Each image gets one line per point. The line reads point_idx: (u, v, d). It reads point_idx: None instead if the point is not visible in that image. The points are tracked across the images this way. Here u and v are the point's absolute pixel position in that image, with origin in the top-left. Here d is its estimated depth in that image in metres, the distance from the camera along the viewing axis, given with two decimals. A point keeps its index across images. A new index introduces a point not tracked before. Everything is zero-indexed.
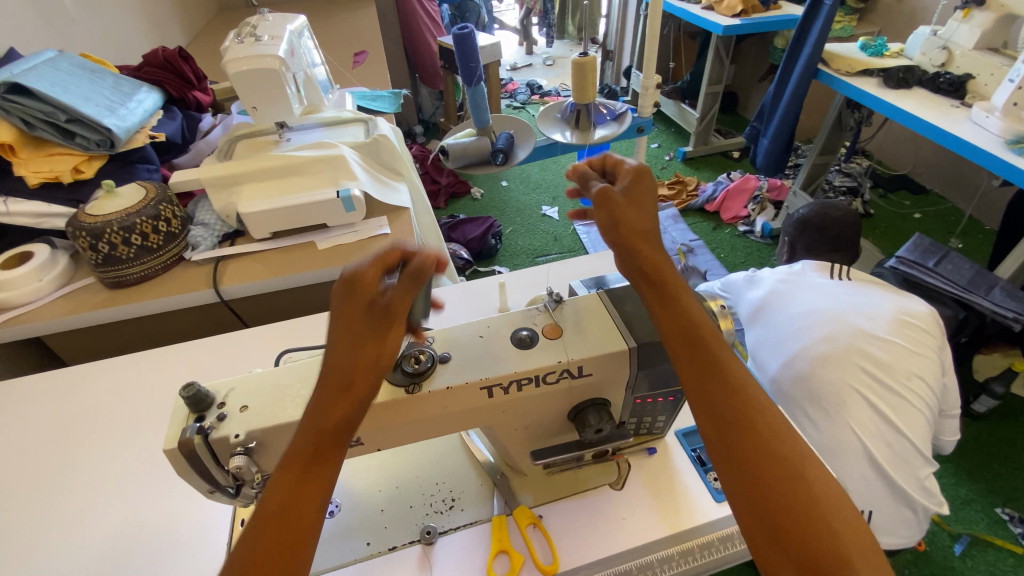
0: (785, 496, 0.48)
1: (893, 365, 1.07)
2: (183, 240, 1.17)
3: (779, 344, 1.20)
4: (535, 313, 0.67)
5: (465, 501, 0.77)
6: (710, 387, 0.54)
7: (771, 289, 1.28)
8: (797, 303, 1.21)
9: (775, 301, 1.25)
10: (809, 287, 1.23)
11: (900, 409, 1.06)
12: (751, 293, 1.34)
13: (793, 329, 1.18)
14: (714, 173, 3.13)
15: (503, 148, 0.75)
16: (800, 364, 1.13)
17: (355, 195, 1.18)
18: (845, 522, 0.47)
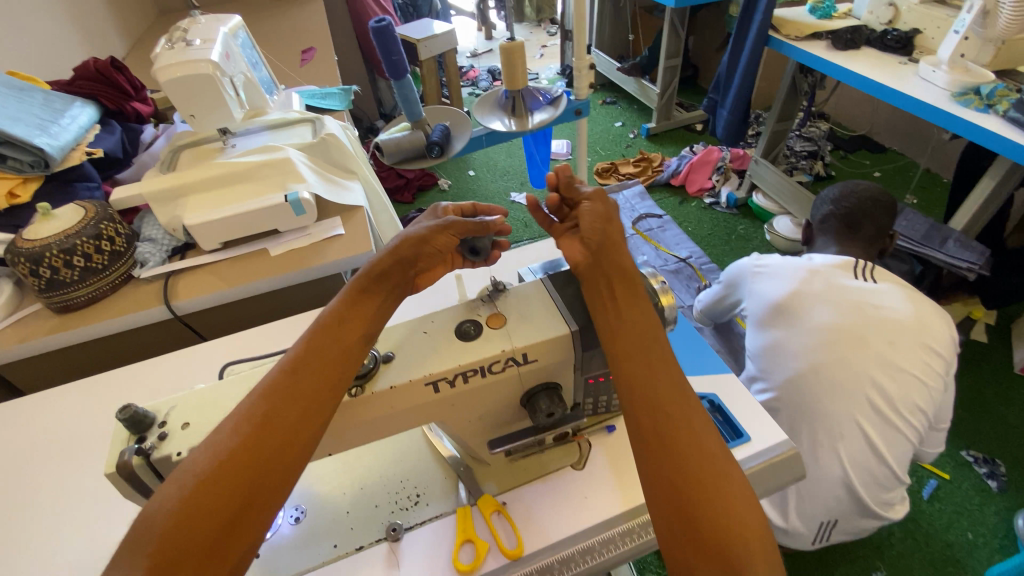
0: (703, 498, 0.50)
1: (899, 398, 1.20)
2: (130, 258, 1.14)
3: (786, 352, 1.32)
4: (478, 305, 0.67)
5: (430, 495, 0.78)
6: (650, 386, 0.56)
7: (791, 287, 1.35)
8: (812, 311, 1.29)
9: (795, 304, 1.32)
10: (831, 294, 1.28)
11: (890, 438, 1.23)
12: (770, 284, 1.41)
13: (802, 344, 1.29)
14: (678, 148, 3.15)
15: (437, 141, 0.74)
16: (801, 379, 1.28)
17: (303, 197, 1.15)
18: (745, 523, 0.49)
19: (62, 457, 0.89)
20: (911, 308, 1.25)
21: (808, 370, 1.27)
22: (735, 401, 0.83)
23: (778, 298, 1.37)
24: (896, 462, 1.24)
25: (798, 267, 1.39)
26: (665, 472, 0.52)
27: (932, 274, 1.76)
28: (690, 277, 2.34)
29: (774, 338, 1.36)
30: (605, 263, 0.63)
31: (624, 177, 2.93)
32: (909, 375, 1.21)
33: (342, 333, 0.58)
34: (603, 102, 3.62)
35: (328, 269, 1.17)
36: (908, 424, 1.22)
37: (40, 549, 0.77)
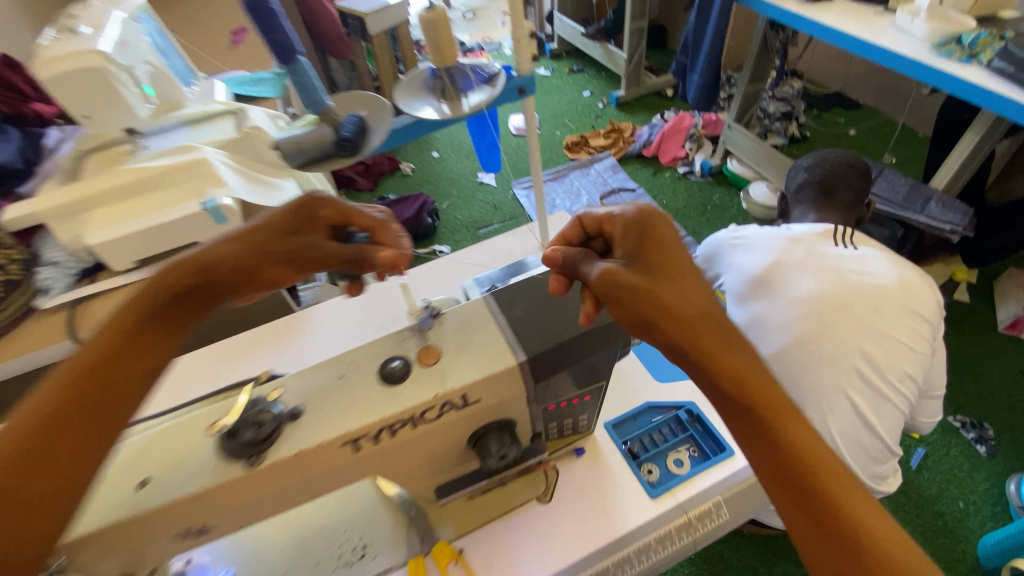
0: (851, 523, 0.41)
1: (887, 365, 1.12)
2: (29, 286, 1.01)
3: (769, 325, 1.20)
4: (407, 337, 0.56)
5: (378, 546, 0.68)
6: (742, 418, 0.45)
7: (771, 258, 1.25)
8: (798, 279, 1.19)
9: (776, 275, 1.22)
10: (814, 262, 1.21)
11: (880, 410, 1.13)
12: (747, 257, 1.31)
13: (787, 314, 1.17)
14: (649, 115, 3.02)
15: (347, 136, 0.62)
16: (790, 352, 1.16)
17: (224, 204, 1.02)
18: (888, 530, 0.41)
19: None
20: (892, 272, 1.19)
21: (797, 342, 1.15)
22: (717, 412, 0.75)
23: (756, 270, 1.26)
24: (887, 434, 1.16)
25: (774, 238, 1.30)
26: (806, 513, 0.42)
27: (914, 237, 1.70)
28: None
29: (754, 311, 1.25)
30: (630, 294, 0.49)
31: (595, 150, 2.80)
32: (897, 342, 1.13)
33: (182, 322, 0.48)
34: (570, 71, 3.45)
35: None
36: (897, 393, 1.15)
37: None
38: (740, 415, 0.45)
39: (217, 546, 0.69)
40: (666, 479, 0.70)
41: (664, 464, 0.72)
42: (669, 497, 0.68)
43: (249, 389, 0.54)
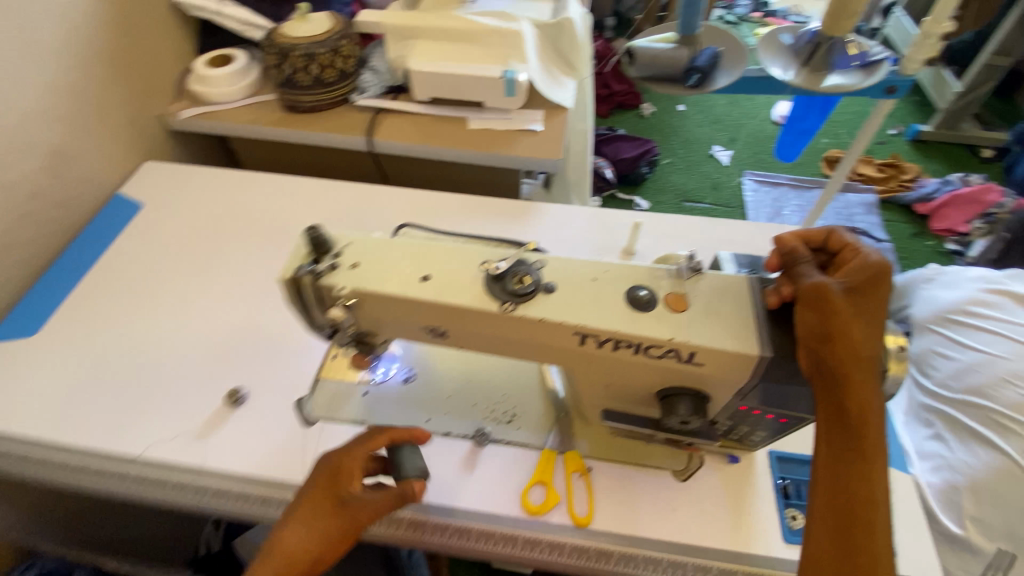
0: (857, 406, 0.48)
1: None
2: (354, 82, 1.20)
3: (960, 347, 1.15)
4: (661, 275, 0.59)
5: (524, 422, 0.76)
6: (853, 396, 0.48)
7: (961, 298, 1.23)
8: (993, 305, 1.18)
9: (966, 311, 1.20)
10: (1008, 307, 1.16)
11: None
12: (938, 296, 1.29)
13: (989, 338, 1.12)
14: (945, 168, 2.49)
15: (699, 67, 0.62)
16: (983, 368, 1.07)
17: (520, 79, 1.11)
18: (857, 366, 0.48)
19: (244, 234, 1.02)
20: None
21: (993, 358, 1.08)
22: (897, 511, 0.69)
23: (943, 309, 1.25)
24: None
25: (972, 283, 1.26)
26: (829, 395, 0.49)
27: None
28: None
29: (941, 337, 1.21)
30: (841, 439, 0.49)
31: (856, 178, 2.43)
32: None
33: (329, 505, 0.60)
34: None
35: (512, 162, 1.13)
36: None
37: (211, 303, 0.91)
38: (844, 426, 0.49)
39: (410, 348, 0.84)
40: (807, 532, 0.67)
41: None
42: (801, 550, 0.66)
43: (520, 249, 0.61)
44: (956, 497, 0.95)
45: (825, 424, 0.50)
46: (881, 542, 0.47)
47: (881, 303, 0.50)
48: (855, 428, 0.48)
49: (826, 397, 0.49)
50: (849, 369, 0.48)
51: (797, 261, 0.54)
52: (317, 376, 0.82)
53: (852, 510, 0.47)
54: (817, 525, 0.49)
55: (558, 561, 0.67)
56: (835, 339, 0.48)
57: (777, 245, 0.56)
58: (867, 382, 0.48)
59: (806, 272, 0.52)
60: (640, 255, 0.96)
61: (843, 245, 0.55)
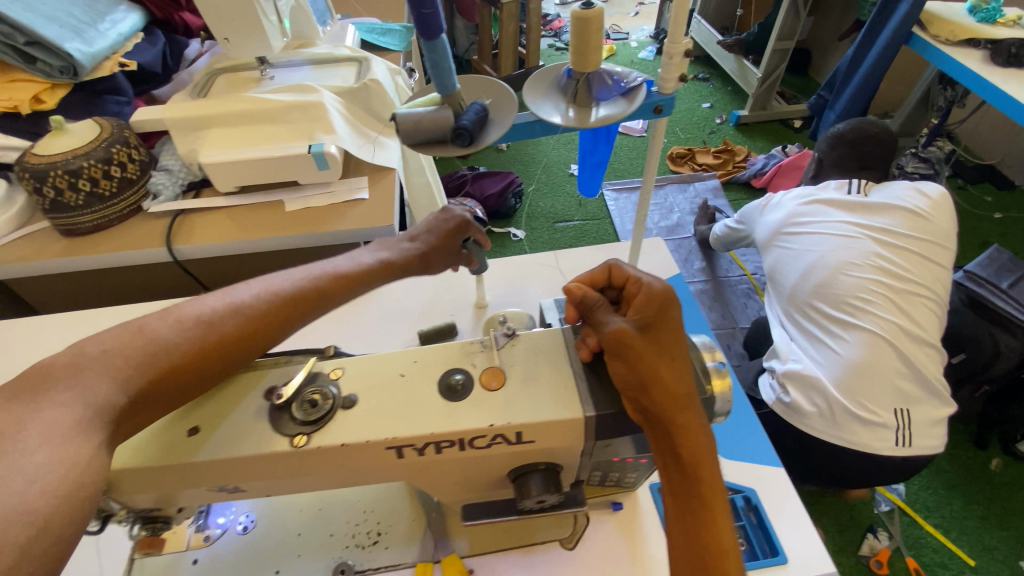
0: (685, 443, 0.45)
1: (908, 285, 1.11)
2: (143, 187, 1.06)
3: (797, 256, 1.26)
4: (474, 351, 0.54)
5: (392, 538, 0.67)
6: (679, 437, 0.45)
7: (788, 213, 1.35)
8: (811, 213, 1.29)
9: (794, 225, 1.31)
10: (822, 207, 1.28)
11: (918, 336, 1.08)
12: (771, 218, 1.41)
13: (817, 242, 1.23)
14: (767, 144, 2.80)
15: (465, 125, 0.58)
16: (820, 267, 1.20)
17: (329, 151, 1.03)
18: (672, 403, 0.46)
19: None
20: (912, 186, 1.21)
21: (824, 256, 1.20)
22: (779, 509, 0.68)
23: (777, 228, 1.36)
24: (923, 345, 1.09)
25: (795, 198, 1.38)
26: (660, 443, 0.46)
27: None
28: (749, 293, 2.10)
29: (780, 251, 1.32)
30: (682, 483, 0.45)
31: (700, 167, 2.65)
32: (914, 236, 1.15)
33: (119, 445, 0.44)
34: (695, 78, 3.25)
35: (344, 236, 1.06)
36: (929, 290, 1.11)
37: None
38: (679, 469, 0.46)
39: None
40: None
41: None
42: None
43: (313, 360, 0.53)
44: (851, 387, 1.08)
45: (664, 473, 0.46)
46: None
47: (676, 332, 0.50)
48: (693, 466, 0.45)
49: (659, 444, 0.46)
50: (674, 414, 0.45)
51: (592, 307, 0.51)
52: (130, 556, 0.67)
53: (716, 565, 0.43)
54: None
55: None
56: (650, 386, 0.46)
57: (567, 293, 0.52)
58: (691, 421, 0.46)
59: (604, 317, 0.50)
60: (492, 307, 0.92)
61: (624, 278, 0.55)
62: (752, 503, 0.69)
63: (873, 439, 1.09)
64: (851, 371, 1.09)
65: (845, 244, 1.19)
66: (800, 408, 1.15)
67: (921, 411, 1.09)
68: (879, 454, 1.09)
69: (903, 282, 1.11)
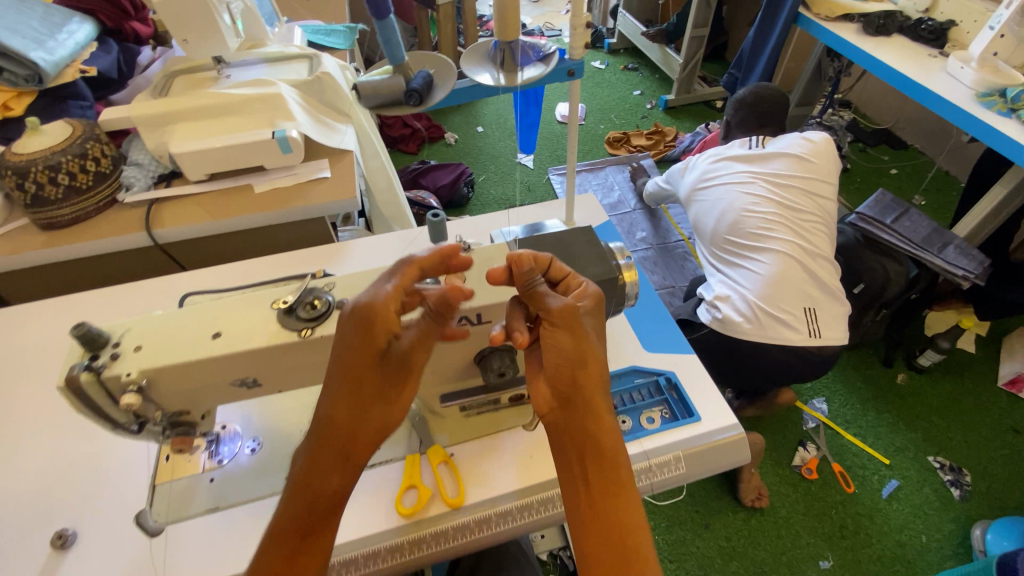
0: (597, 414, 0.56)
1: (795, 214, 1.45)
2: (116, 180, 1.13)
3: (715, 206, 1.59)
4: None
5: (383, 440, 0.79)
6: (594, 413, 0.56)
7: (701, 173, 1.69)
8: (720, 173, 1.62)
9: (706, 181, 1.65)
10: (725, 164, 1.62)
11: (811, 251, 1.42)
12: (689, 179, 1.74)
13: (727, 192, 1.57)
14: (694, 123, 3.07)
15: (416, 88, 0.72)
16: (732, 210, 1.53)
17: (291, 135, 1.14)
18: (590, 380, 0.57)
19: (21, 371, 0.90)
20: (800, 137, 1.55)
21: (732, 201, 1.54)
22: (693, 384, 0.85)
23: (695, 186, 1.69)
24: (817, 258, 1.42)
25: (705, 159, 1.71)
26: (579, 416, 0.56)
27: (926, 279, 1.79)
28: (685, 256, 2.32)
29: (702, 206, 1.65)
30: (591, 452, 0.55)
31: (635, 149, 2.87)
32: (799, 174, 1.49)
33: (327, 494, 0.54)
34: (626, 68, 3.50)
35: (313, 212, 1.17)
36: (814, 215, 1.46)
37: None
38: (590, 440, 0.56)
39: (249, 417, 0.82)
40: (635, 429, 0.80)
41: (637, 418, 0.82)
42: (636, 444, 0.78)
43: (308, 278, 0.66)
44: (769, 295, 1.39)
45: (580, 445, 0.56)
46: (641, 539, 0.54)
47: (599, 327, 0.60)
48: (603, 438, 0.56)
49: (577, 420, 0.56)
50: (591, 389, 0.56)
51: (532, 288, 0.59)
52: (150, 484, 0.76)
53: (616, 525, 0.54)
54: (586, 532, 0.55)
55: (508, 529, 0.72)
56: (578, 366, 0.56)
57: (511, 266, 0.60)
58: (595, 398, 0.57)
59: (545, 296, 0.58)
60: None
61: (562, 273, 0.63)
62: (673, 382, 0.85)
63: (796, 334, 1.38)
64: (768, 283, 1.40)
65: (748, 190, 1.52)
66: (732, 320, 1.44)
67: (824, 308, 1.41)
68: (798, 345, 1.39)
69: (794, 211, 1.46)
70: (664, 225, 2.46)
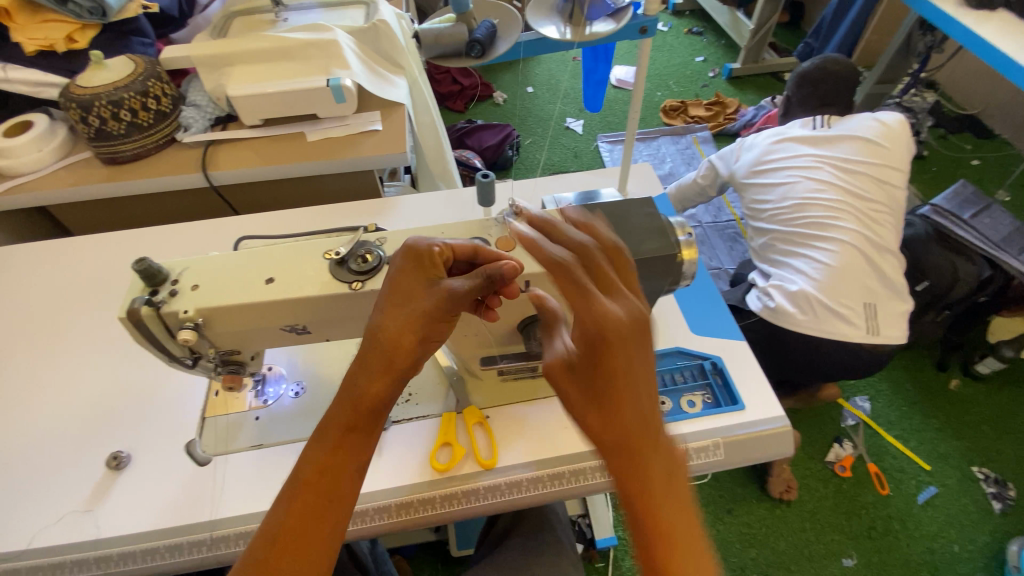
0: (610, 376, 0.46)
1: (863, 203, 1.36)
2: (174, 120, 1.15)
3: (774, 190, 1.49)
4: (490, 226, 0.68)
5: (421, 396, 0.80)
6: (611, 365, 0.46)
7: (758, 151, 1.56)
8: (780, 155, 1.50)
9: (765, 161, 1.53)
10: (786, 143, 1.51)
11: (879, 243, 1.33)
12: (743, 155, 1.61)
13: (789, 174, 1.46)
14: (757, 96, 2.88)
15: (479, 39, 0.68)
16: (792, 197, 1.44)
17: (345, 84, 1.13)
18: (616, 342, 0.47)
19: (86, 300, 0.94)
20: (874, 118, 1.44)
21: (794, 186, 1.44)
22: (739, 371, 0.82)
23: (751, 165, 1.57)
24: (884, 251, 1.33)
25: (764, 135, 1.58)
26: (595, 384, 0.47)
27: (1000, 282, 1.65)
28: (734, 237, 2.23)
29: (759, 188, 1.54)
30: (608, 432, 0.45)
31: (691, 120, 2.73)
32: (871, 160, 1.38)
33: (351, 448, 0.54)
34: (688, 32, 3.29)
35: (362, 164, 1.17)
36: (883, 204, 1.36)
37: (64, 379, 0.84)
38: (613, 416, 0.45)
39: (293, 361, 0.84)
40: (675, 411, 0.78)
41: (677, 400, 0.80)
42: (674, 426, 0.76)
43: (360, 231, 0.65)
44: (829, 287, 1.32)
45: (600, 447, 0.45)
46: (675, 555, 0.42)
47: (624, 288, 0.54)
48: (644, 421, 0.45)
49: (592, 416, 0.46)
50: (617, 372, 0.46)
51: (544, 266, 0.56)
52: (201, 417, 0.80)
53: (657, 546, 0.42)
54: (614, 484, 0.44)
55: (517, 500, 0.72)
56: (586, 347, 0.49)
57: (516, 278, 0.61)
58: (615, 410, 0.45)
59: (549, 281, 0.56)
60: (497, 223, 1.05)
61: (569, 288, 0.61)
62: (717, 367, 0.83)
63: (853, 329, 1.31)
64: (830, 276, 1.32)
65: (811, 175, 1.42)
66: (786, 311, 1.37)
67: (885, 306, 1.33)
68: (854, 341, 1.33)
69: (863, 199, 1.36)
70: (715, 202, 2.36)
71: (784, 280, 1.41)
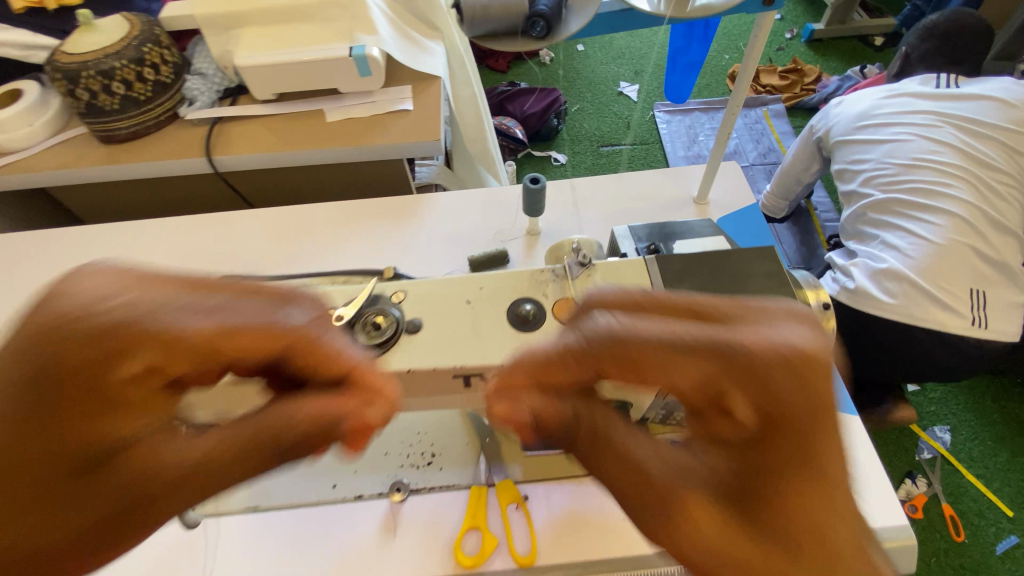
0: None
1: (984, 173, 1.09)
2: (178, 92, 1.00)
3: (876, 152, 1.22)
4: (547, 279, 0.49)
5: (446, 460, 0.66)
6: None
7: (861, 107, 1.30)
8: (894, 110, 1.22)
9: (869, 118, 1.27)
10: (898, 97, 1.24)
11: (993, 224, 1.06)
12: (842, 114, 1.35)
13: (898, 133, 1.20)
14: (843, 64, 2.50)
15: (543, 12, 0.49)
16: (899, 158, 1.17)
17: (371, 54, 0.94)
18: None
19: None
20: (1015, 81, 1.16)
21: (903, 147, 1.17)
22: (850, 457, 0.65)
23: (850, 124, 1.31)
24: (1004, 231, 1.06)
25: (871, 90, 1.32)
26: None
27: None
28: None
29: (858, 151, 1.27)
30: None
31: (763, 90, 2.40)
32: (1006, 124, 1.11)
33: None
34: None
35: (388, 151, 0.99)
36: (1010, 179, 1.09)
37: None
38: None
39: None
40: None
41: None
42: None
43: (373, 281, 0.49)
44: (929, 268, 1.04)
45: None
46: None
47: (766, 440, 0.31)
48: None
49: None
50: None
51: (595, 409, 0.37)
52: None
53: None
54: None
55: None
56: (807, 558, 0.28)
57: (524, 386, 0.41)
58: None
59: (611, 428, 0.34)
60: (546, 234, 0.88)
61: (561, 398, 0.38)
62: None
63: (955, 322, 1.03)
64: (934, 255, 1.04)
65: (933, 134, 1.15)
66: (871, 296, 1.08)
67: (995, 294, 1.05)
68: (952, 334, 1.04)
69: (987, 168, 1.09)
70: None
71: (872, 256, 1.14)
